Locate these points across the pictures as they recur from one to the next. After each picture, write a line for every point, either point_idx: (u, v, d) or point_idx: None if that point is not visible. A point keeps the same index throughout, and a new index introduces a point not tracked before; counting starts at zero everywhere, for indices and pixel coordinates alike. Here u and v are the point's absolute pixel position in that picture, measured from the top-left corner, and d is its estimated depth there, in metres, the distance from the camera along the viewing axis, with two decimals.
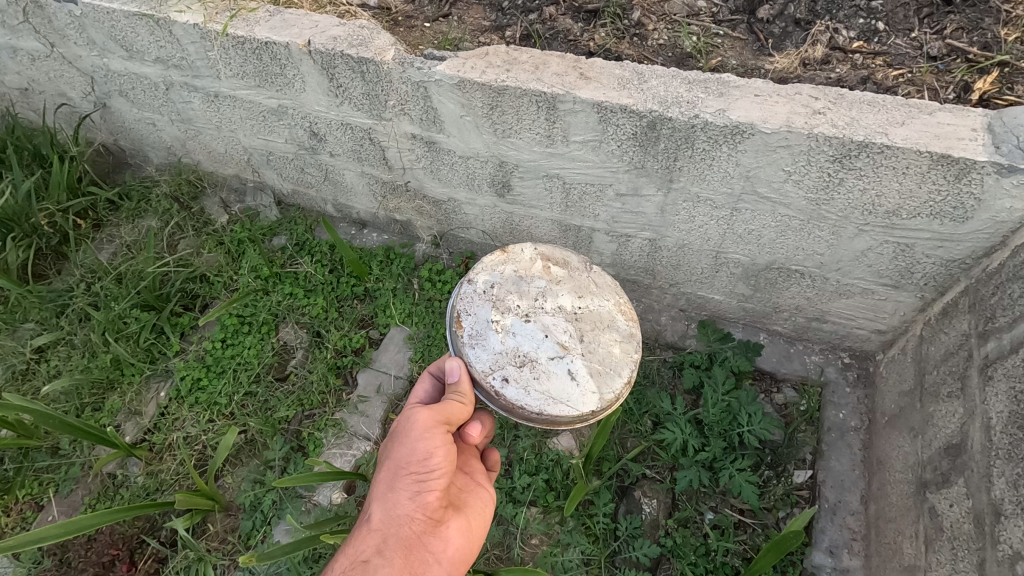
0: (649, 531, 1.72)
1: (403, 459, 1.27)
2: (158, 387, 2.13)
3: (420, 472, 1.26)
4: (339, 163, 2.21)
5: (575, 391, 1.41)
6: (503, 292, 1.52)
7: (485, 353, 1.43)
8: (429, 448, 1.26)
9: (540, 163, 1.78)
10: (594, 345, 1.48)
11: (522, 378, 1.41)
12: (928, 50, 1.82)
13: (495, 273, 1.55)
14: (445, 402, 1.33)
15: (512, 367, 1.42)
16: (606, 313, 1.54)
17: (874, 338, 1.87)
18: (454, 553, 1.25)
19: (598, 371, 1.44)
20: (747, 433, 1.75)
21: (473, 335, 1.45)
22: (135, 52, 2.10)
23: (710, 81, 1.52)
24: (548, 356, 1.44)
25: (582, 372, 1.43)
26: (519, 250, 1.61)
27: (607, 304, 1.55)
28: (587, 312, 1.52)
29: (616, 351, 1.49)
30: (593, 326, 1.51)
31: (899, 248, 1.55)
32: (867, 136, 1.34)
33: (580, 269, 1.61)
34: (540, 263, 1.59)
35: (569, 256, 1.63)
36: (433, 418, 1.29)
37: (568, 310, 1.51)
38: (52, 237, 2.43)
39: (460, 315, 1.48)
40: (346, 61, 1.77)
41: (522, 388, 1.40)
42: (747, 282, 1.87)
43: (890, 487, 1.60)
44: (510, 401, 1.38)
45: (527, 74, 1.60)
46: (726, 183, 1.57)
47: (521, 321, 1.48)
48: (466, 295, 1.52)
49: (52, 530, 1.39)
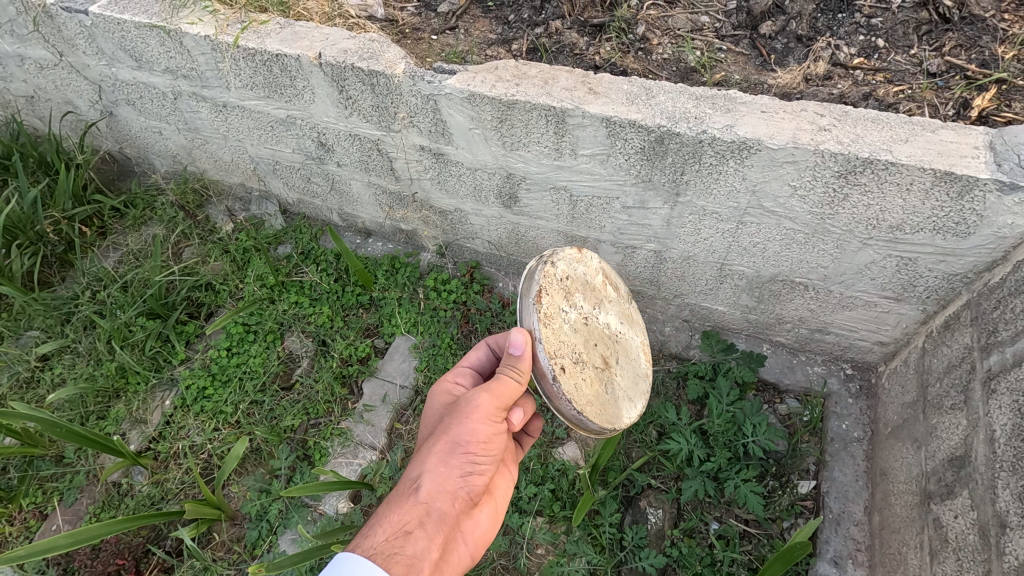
0: (655, 541, 1.73)
1: (461, 438, 1.26)
2: (164, 395, 2.13)
3: (474, 454, 1.27)
4: (346, 173, 2.23)
5: (607, 406, 1.40)
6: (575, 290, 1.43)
7: (552, 337, 1.31)
8: (485, 433, 1.28)
9: (548, 176, 1.80)
10: (625, 371, 1.51)
11: (574, 375, 1.33)
12: (927, 67, 1.86)
13: (574, 265, 1.44)
14: (506, 386, 1.31)
15: (569, 357, 1.33)
16: (634, 347, 1.58)
17: (876, 349, 1.89)
18: (477, 535, 1.32)
19: (621, 395, 1.46)
20: (752, 443, 1.76)
21: (548, 315, 1.33)
22: (144, 62, 2.12)
23: (717, 98, 1.55)
24: (596, 367, 1.40)
25: (614, 394, 1.43)
26: (591, 256, 1.52)
27: (635, 340, 1.60)
28: (621, 342, 1.54)
29: (636, 379, 1.53)
30: (625, 355, 1.53)
31: (902, 262, 1.57)
32: (871, 153, 1.37)
33: (625, 298, 1.63)
34: (602, 278, 1.54)
35: (618, 282, 1.62)
36: (496, 405, 1.30)
37: (609, 332, 1.50)
38: (57, 244, 2.44)
39: (542, 293, 1.34)
40: (357, 74, 1.79)
41: (573, 382, 1.32)
42: (750, 294, 1.89)
43: (894, 498, 1.61)
44: (559, 393, 1.29)
45: (537, 88, 1.62)
46: (732, 197, 1.60)
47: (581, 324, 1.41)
48: (548, 273, 1.37)
49: (61, 540, 1.39)
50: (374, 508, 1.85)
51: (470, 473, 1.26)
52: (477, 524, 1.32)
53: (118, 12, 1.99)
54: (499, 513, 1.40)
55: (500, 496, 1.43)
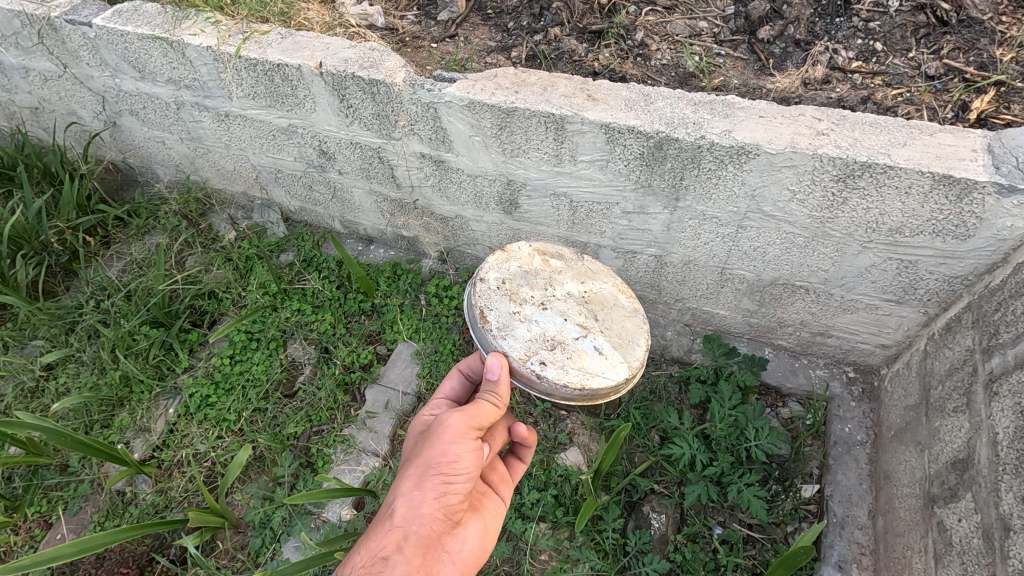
0: (659, 547, 1.73)
1: (434, 458, 1.24)
2: (167, 404, 2.14)
3: (448, 473, 1.23)
4: (348, 181, 2.24)
5: (605, 364, 1.48)
6: (517, 287, 1.57)
7: (516, 342, 1.47)
8: (461, 454, 1.25)
9: (548, 182, 1.81)
10: (608, 322, 1.56)
11: (558, 361, 1.45)
12: (925, 70, 1.86)
13: (504, 271, 1.59)
14: (476, 405, 1.32)
15: (545, 351, 1.46)
16: (609, 294, 1.63)
17: (877, 352, 1.89)
18: (467, 555, 1.28)
19: (618, 343, 1.52)
20: (755, 447, 1.75)
21: (501, 327, 1.48)
22: (147, 73, 2.14)
23: (716, 103, 1.55)
24: (575, 337, 1.50)
25: (606, 346, 1.50)
26: (517, 248, 1.67)
27: (608, 285, 1.64)
28: (593, 296, 1.60)
29: (630, 324, 1.57)
30: (601, 306, 1.59)
31: (902, 265, 1.57)
32: (869, 156, 1.37)
33: (574, 259, 1.70)
34: (539, 258, 1.66)
35: (560, 247, 1.72)
36: (469, 425, 1.27)
37: (576, 296, 1.59)
38: (62, 254, 2.45)
39: (483, 312, 1.50)
40: (357, 82, 1.80)
41: (560, 368, 1.44)
42: (751, 297, 1.90)
43: (898, 501, 1.61)
44: (552, 381, 1.42)
45: (536, 95, 1.63)
46: (732, 201, 1.60)
47: (539, 310, 1.53)
48: (482, 293, 1.54)
49: (64, 549, 1.39)
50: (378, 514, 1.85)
51: (445, 494, 1.24)
52: (464, 542, 1.29)
53: (121, 24, 2.01)
54: (491, 529, 1.39)
55: (489, 514, 1.42)
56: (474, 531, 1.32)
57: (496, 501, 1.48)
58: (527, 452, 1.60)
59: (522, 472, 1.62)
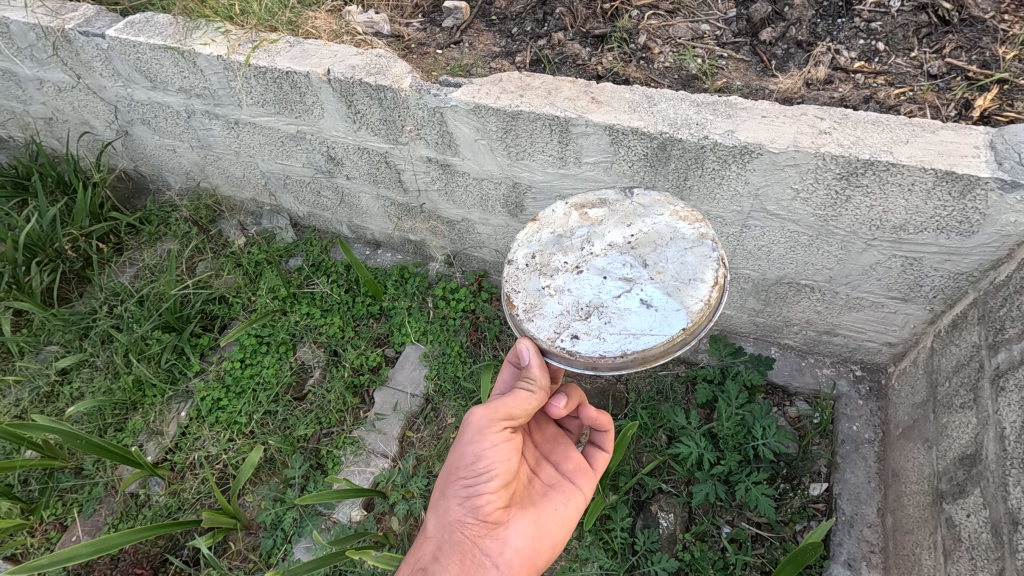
0: (668, 545, 1.74)
1: (455, 463, 1.31)
2: (179, 407, 2.16)
3: (470, 475, 1.30)
4: (355, 186, 2.27)
5: (657, 319, 1.15)
6: (547, 256, 1.28)
7: (547, 321, 1.20)
8: (482, 452, 1.28)
9: (553, 184, 1.83)
10: (663, 264, 1.21)
11: (594, 330, 1.16)
12: (927, 69, 1.88)
13: (532, 243, 1.31)
14: (502, 396, 1.27)
15: (580, 323, 1.18)
16: (666, 227, 1.27)
17: (884, 350, 1.90)
18: (513, 555, 1.32)
19: (675, 286, 1.18)
20: (762, 446, 1.76)
21: (527, 308, 1.22)
22: (159, 83, 2.18)
23: (718, 104, 1.56)
24: (615, 297, 1.19)
25: (658, 297, 1.17)
26: (550, 211, 1.36)
27: (663, 217, 1.28)
28: (642, 239, 1.26)
29: (693, 258, 1.21)
30: (654, 247, 1.24)
31: (907, 262, 1.58)
32: (872, 154, 1.38)
33: (621, 201, 1.34)
34: (576, 214, 1.34)
35: (604, 192, 1.36)
36: (491, 418, 1.26)
37: (620, 244, 1.26)
38: (75, 261, 2.49)
39: (508, 297, 1.26)
40: (364, 88, 1.83)
41: (597, 338, 1.15)
42: (757, 297, 1.90)
43: (907, 499, 1.61)
44: (589, 358, 1.14)
45: (541, 99, 1.66)
46: (736, 201, 1.61)
47: (573, 275, 1.24)
48: (508, 276, 1.29)
49: (81, 549, 1.42)
50: (388, 515, 1.87)
51: (470, 498, 1.31)
52: (507, 543, 1.32)
53: (133, 35, 2.05)
54: (548, 524, 1.39)
55: (550, 507, 1.42)
56: (520, 529, 1.35)
57: (568, 493, 1.47)
58: (605, 438, 1.56)
59: (606, 463, 1.57)
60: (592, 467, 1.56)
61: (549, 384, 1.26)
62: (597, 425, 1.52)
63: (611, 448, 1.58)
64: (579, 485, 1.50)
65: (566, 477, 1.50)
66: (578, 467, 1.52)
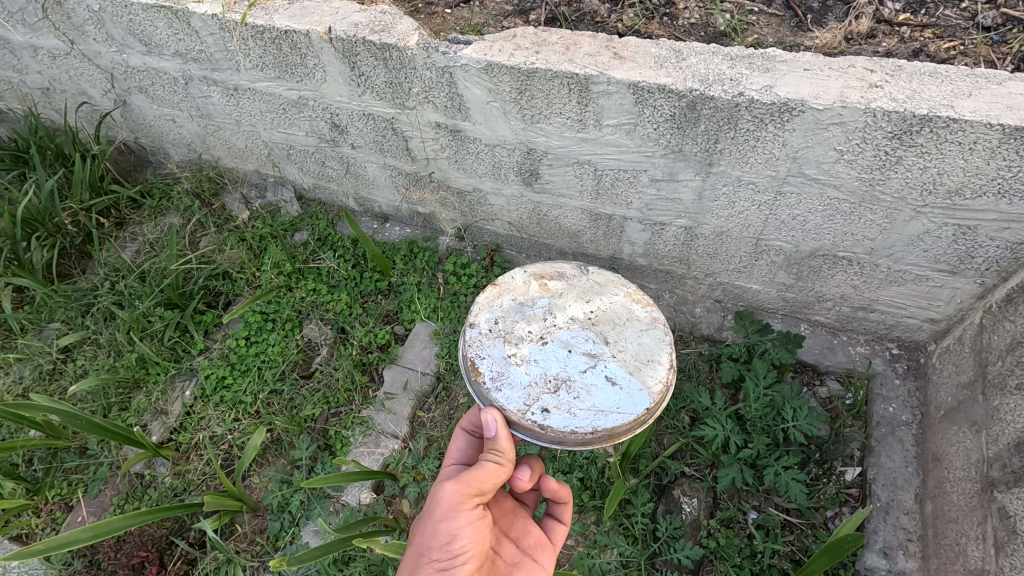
0: (691, 532, 1.65)
1: (425, 543, 1.16)
2: (184, 386, 2.10)
3: (442, 558, 1.15)
4: (361, 156, 2.16)
5: (623, 396, 1.29)
6: (510, 324, 1.39)
7: (515, 391, 1.29)
8: (457, 530, 1.17)
9: (571, 149, 1.71)
10: (623, 342, 1.37)
11: (563, 405, 1.27)
12: (981, 21, 1.71)
13: (495, 308, 1.42)
14: (475, 468, 1.21)
15: (549, 395, 1.28)
16: (621, 308, 1.43)
17: (925, 327, 1.77)
18: None
19: (635, 366, 1.33)
20: (792, 428, 1.66)
21: (495, 376, 1.31)
22: (154, 46, 2.07)
23: (755, 57, 1.42)
24: (581, 371, 1.31)
25: (621, 374, 1.31)
26: (510, 277, 1.48)
27: (618, 298, 1.45)
28: (600, 317, 1.40)
29: (647, 340, 1.37)
30: (612, 325, 1.39)
31: (960, 231, 1.44)
32: (930, 109, 1.23)
33: (577, 278, 1.49)
34: (535, 284, 1.47)
35: (561, 265, 1.51)
36: (464, 493, 1.18)
37: (581, 319, 1.40)
38: (76, 236, 2.41)
39: (475, 362, 1.34)
40: (368, 48, 1.71)
41: (567, 413, 1.26)
42: (788, 271, 1.78)
43: (949, 485, 1.51)
44: (559, 432, 1.25)
45: (558, 55, 1.52)
46: (771, 165, 1.48)
47: (538, 346, 1.35)
48: (472, 340, 1.38)
49: (80, 533, 1.36)
50: (399, 497, 1.80)
51: None
52: None
53: None
54: None
55: None
56: None
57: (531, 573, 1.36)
58: (564, 511, 1.50)
59: (565, 534, 1.50)
60: (552, 541, 1.48)
61: (514, 456, 1.26)
62: (557, 498, 1.46)
63: (567, 520, 1.52)
64: (541, 563, 1.40)
65: (528, 555, 1.40)
66: (539, 543, 1.42)
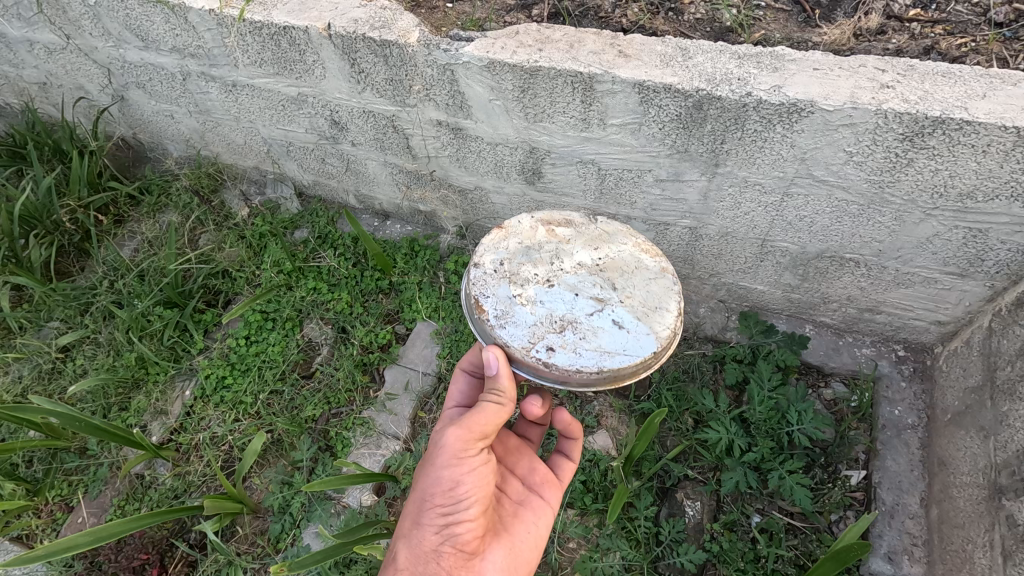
0: (694, 536, 1.64)
1: (430, 489, 1.17)
2: (183, 385, 2.08)
3: (447, 504, 1.17)
4: (362, 153, 2.13)
5: (630, 340, 1.16)
6: (515, 265, 1.25)
7: (518, 330, 1.17)
8: (461, 475, 1.17)
9: (575, 149, 1.68)
10: (632, 288, 1.23)
11: (568, 345, 1.15)
12: (993, 17, 1.67)
13: (499, 250, 1.28)
14: (476, 410, 1.18)
15: (553, 335, 1.16)
16: (631, 256, 1.28)
17: (932, 329, 1.75)
18: None
19: (644, 312, 1.20)
20: (797, 432, 1.64)
21: (497, 315, 1.19)
22: (151, 42, 2.04)
23: (763, 56, 1.39)
24: (588, 314, 1.18)
25: (629, 319, 1.19)
26: (515, 220, 1.34)
27: (627, 247, 1.30)
28: (610, 262, 1.27)
29: (657, 289, 1.24)
30: (621, 272, 1.26)
31: (971, 234, 1.42)
32: (943, 111, 1.21)
33: (586, 223, 1.34)
34: (542, 229, 1.32)
35: (568, 211, 1.36)
36: (467, 438, 1.17)
37: (589, 265, 1.26)
38: (74, 234, 2.39)
39: (477, 300, 1.21)
40: (368, 45, 1.68)
41: (572, 353, 1.15)
42: (794, 272, 1.76)
43: (956, 490, 1.49)
44: (562, 371, 1.13)
45: (562, 53, 1.49)
46: (779, 166, 1.45)
47: (544, 287, 1.22)
48: (474, 280, 1.24)
49: (82, 537, 1.36)
50: (400, 499, 1.79)
51: (447, 527, 1.18)
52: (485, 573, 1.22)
53: None
54: (522, 549, 1.31)
55: (523, 529, 1.34)
56: (497, 560, 1.25)
57: (537, 510, 1.39)
58: (572, 447, 1.52)
59: (572, 471, 1.52)
60: (558, 478, 1.50)
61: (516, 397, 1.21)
62: (566, 433, 1.47)
63: (575, 457, 1.54)
64: (547, 499, 1.42)
65: (534, 491, 1.42)
66: (545, 479, 1.45)
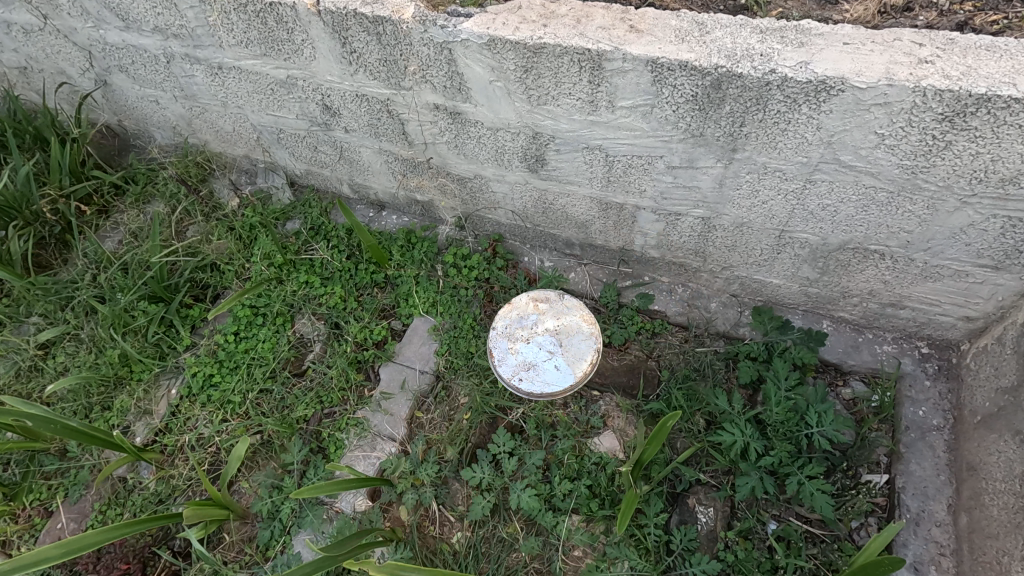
0: (707, 544, 1.55)
1: None
2: (169, 384, 1.99)
3: None
4: (355, 140, 2.03)
5: (562, 377, 1.65)
6: (507, 325, 1.75)
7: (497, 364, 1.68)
8: None
9: (581, 133, 1.57)
10: (574, 344, 1.71)
11: (525, 377, 1.65)
12: None
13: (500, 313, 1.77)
14: None
15: (518, 369, 1.67)
16: (578, 321, 1.75)
17: (959, 325, 1.65)
18: None
19: (575, 360, 1.67)
20: (817, 434, 1.55)
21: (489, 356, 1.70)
22: (131, 21, 1.92)
23: (787, 30, 1.29)
24: (542, 360, 1.68)
25: (565, 364, 1.67)
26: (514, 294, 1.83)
27: (577, 315, 1.76)
28: (565, 326, 1.74)
29: (589, 345, 1.70)
30: (570, 333, 1.73)
31: (1009, 223, 1.32)
32: (990, 87, 1.10)
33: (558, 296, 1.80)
34: (529, 300, 1.80)
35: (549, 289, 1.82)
36: None
37: (552, 327, 1.74)
38: (55, 225, 2.28)
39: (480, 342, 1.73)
40: (360, 22, 1.56)
41: (526, 381, 1.65)
42: (814, 265, 1.66)
43: (988, 497, 1.41)
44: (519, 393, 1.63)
45: (568, 29, 1.38)
46: (802, 150, 1.35)
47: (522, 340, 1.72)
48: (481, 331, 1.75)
49: (51, 551, 1.24)
50: (395, 504, 1.70)
51: None
52: None
53: None
54: None
55: None
56: None
57: None
58: None
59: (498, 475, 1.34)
60: None
61: None
62: None
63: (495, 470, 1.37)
64: None
65: None
66: None
